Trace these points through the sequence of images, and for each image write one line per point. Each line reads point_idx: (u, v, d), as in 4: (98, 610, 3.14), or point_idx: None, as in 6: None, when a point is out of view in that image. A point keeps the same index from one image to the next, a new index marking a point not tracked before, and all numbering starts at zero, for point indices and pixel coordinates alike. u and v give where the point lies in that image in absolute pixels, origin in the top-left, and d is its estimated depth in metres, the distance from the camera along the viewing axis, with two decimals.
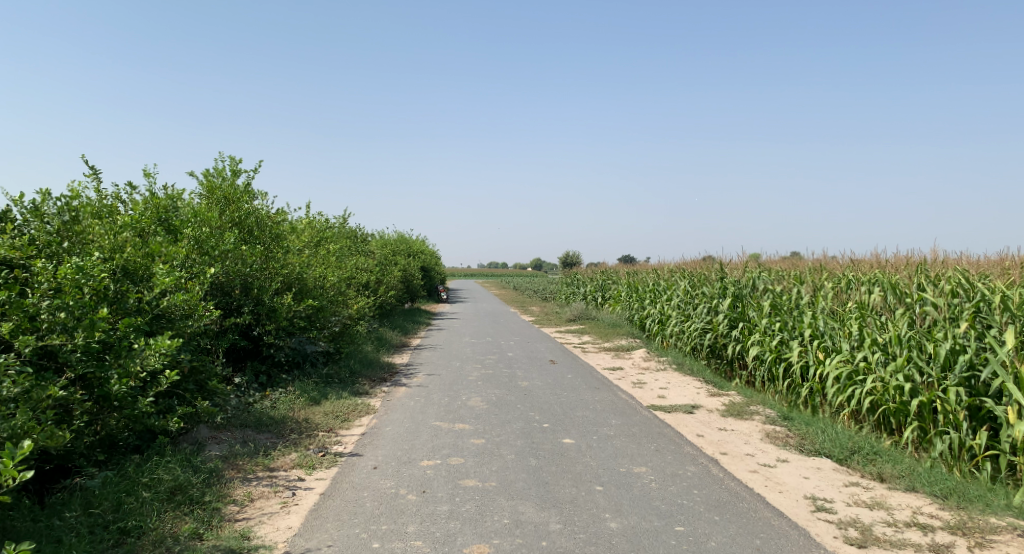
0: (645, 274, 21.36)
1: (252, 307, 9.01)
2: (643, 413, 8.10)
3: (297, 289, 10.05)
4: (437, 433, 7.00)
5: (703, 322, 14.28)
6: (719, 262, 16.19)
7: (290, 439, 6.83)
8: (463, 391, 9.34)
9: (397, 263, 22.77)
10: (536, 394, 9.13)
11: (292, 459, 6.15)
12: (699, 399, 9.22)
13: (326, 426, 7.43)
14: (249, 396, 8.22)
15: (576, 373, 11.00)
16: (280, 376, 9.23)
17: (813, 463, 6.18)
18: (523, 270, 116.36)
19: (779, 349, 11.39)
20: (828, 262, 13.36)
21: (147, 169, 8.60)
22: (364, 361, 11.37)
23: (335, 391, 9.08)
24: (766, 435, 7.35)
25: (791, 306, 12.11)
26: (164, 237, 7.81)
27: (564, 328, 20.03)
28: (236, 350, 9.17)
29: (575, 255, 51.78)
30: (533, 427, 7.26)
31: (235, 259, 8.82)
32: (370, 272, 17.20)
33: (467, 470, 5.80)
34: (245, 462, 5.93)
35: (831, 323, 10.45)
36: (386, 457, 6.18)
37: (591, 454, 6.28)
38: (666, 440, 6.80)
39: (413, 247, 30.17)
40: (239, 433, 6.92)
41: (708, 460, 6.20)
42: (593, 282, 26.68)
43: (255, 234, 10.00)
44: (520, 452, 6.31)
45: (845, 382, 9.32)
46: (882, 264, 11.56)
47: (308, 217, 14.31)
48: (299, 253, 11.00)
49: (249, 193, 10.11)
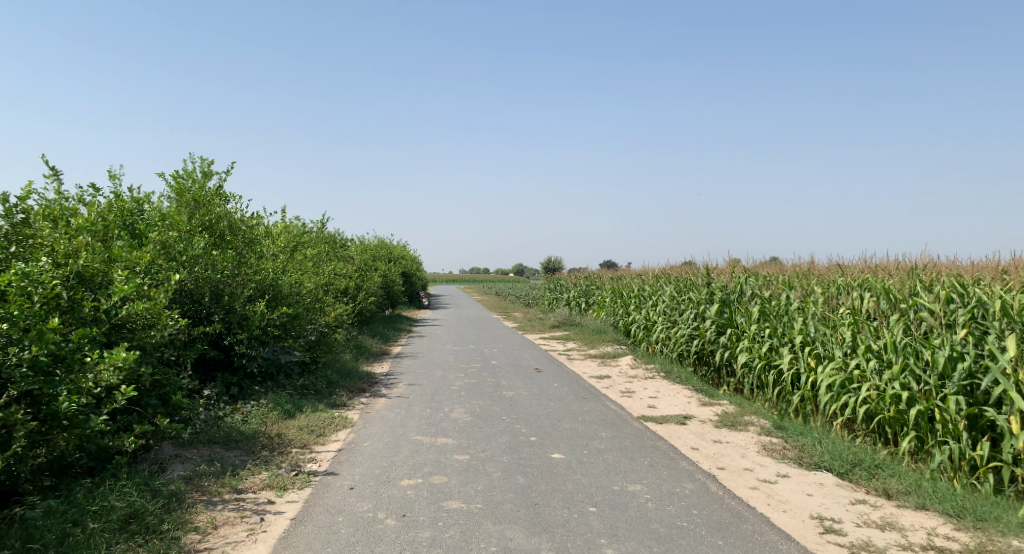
0: (629, 279, 21.09)
1: (223, 315, 8.59)
2: (634, 424, 7.77)
3: (271, 296, 9.62)
4: (418, 449, 6.61)
5: (690, 329, 14.01)
6: (705, 267, 15.95)
7: (261, 456, 6.41)
8: (445, 402, 8.96)
9: (377, 269, 22.35)
10: (521, 405, 8.77)
11: (262, 479, 5.73)
12: (690, 408, 8.91)
13: (300, 441, 7.01)
14: (219, 410, 7.79)
15: (562, 382, 10.65)
16: (253, 388, 8.80)
17: (816, 478, 5.87)
18: (505, 275, 116.01)
19: (768, 356, 11.14)
20: (817, 267, 13.14)
21: (112, 170, 8.17)
22: (342, 370, 10.95)
23: (311, 403, 8.65)
24: (763, 448, 7.04)
25: (780, 312, 11.86)
26: (127, 242, 7.36)
27: (548, 335, 19.67)
28: (206, 361, 8.73)
29: (557, 260, 51.58)
30: (520, 441, 6.89)
31: (205, 265, 8.41)
32: (349, 278, 16.76)
33: (451, 490, 5.42)
34: (210, 483, 5.51)
35: (822, 330, 10.21)
36: (364, 476, 5.78)
37: (582, 471, 5.92)
38: (659, 455, 6.47)
39: (393, 252, 29.71)
40: (205, 450, 6.49)
41: (706, 476, 5.87)
42: (577, 286, 26.37)
43: (227, 239, 9.57)
44: (507, 469, 5.94)
45: (838, 391, 9.07)
46: (873, 269, 11.36)
47: (284, 221, 13.87)
48: (274, 259, 10.57)
49: (221, 196, 9.69)
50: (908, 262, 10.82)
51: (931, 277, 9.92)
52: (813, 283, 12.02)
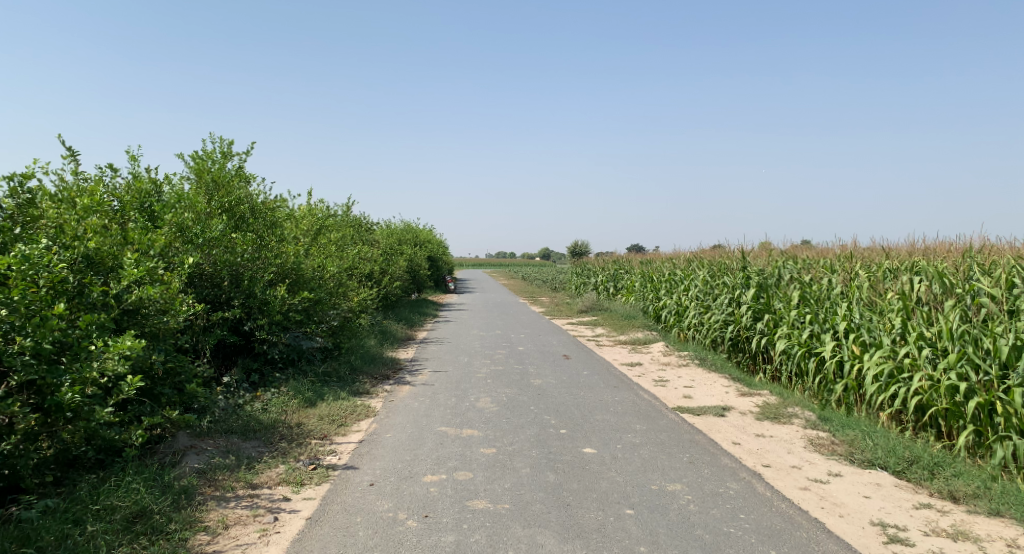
0: (660, 263, 20.55)
1: (243, 300, 8.35)
2: (670, 416, 7.35)
3: (292, 281, 9.34)
4: (442, 442, 6.27)
5: (724, 314, 13.51)
6: (741, 250, 15.39)
7: (279, 448, 6.11)
8: (471, 390, 8.62)
9: (403, 253, 22.11)
10: (550, 394, 8.39)
11: (279, 474, 5.42)
12: (728, 398, 8.46)
13: (320, 432, 6.71)
14: (238, 398, 7.56)
15: (592, 370, 10.24)
16: (274, 374, 8.53)
17: (872, 478, 5.42)
18: (532, 260, 115.39)
19: (809, 343, 10.61)
20: (861, 250, 12.53)
21: (129, 150, 7.92)
22: (366, 356, 10.67)
23: (333, 391, 8.37)
24: (810, 443, 6.58)
25: (821, 297, 11.31)
26: (142, 226, 7.12)
27: (576, 320, 19.26)
28: (225, 347, 8.49)
29: (584, 244, 50.99)
30: (550, 434, 6.51)
31: (224, 248, 8.16)
32: (375, 262, 16.51)
33: (476, 488, 5.07)
34: (225, 478, 5.22)
35: (868, 316, 9.67)
36: (385, 471, 5.45)
37: (616, 467, 5.53)
38: (699, 450, 6.05)
39: (420, 236, 29.46)
40: (222, 441, 6.23)
41: (751, 474, 5.44)
42: (604, 270, 25.84)
43: (248, 221, 9.31)
44: (536, 465, 5.57)
45: (887, 380, 8.56)
46: (922, 252, 10.77)
47: (308, 204, 13.61)
48: (296, 243, 10.30)
49: (242, 177, 9.42)
50: (961, 245, 10.21)
51: (988, 261, 9.33)
52: (857, 267, 11.45)
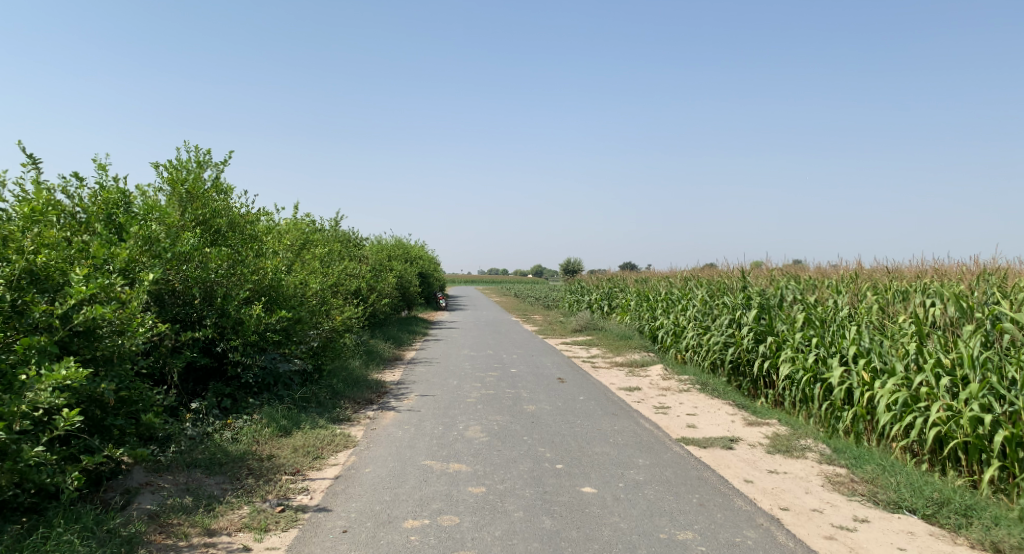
0: (655, 282, 20.05)
1: (216, 319, 7.80)
2: (675, 449, 6.80)
3: (270, 299, 8.77)
4: (427, 479, 5.68)
5: (723, 336, 12.99)
6: (740, 270, 14.90)
7: (245, 485, 5.52)
8: (460, 417, 8.04)
9: (392, 269, 21.54)
10: (544, 422, 7.83)
11: (241, 517, 4.84)
12: (734, 429, 7.91)
13: (293, 465, 6.13)
14: (207, 425, 6.98)
15: (588, 395, 9.67)
16: (247, 400, 7.93)
17: (903, 525, 4.89)
18: (525, 277, 114.66)
19: (815, 367, 10.09)
20: (868, 270, 12.06)
21: (97, 158, 7.42)
22: (349, 379, 10.08)
23: (311, 418, 7.77)
24: (828, 481, 6.03)
25: (826, 319, 10.81)
26: (105, 239, 6.61)
27: (570, 340, 18.70)
28: (196, 370, 7.91)
29: (576, 262, 50.57)
30: (545, 469, 5.94)
31: (196, 264, 7.64)
32: (362, 278, 15.93)
33: (463, 537, 4.51)
34: (179, 524, 4.64)
35: (878, 340, 9.18)
36: (362, 514, 4.88)
37: (619, 511, 4.97)
38: (708, 489, 5.50)
39: (410, 252, 28.90)
40: (182, 477, 5.63)
41: (769, 520, 4.88)
42: (598, 289, 25.33)
43: (224, 235, 8.77)
44: (530, 508, 5.00)
45: (901, 409, 8.04)
46: (933, 272, 10.30)
47: (293, 218, 13.07)
48: (276, 258, 9.75)
49: (219, 188, 8.90)
50: (976, 266, 9.75)
51: (1005, 284, 8.87)
52: (864, 289, 10.97)
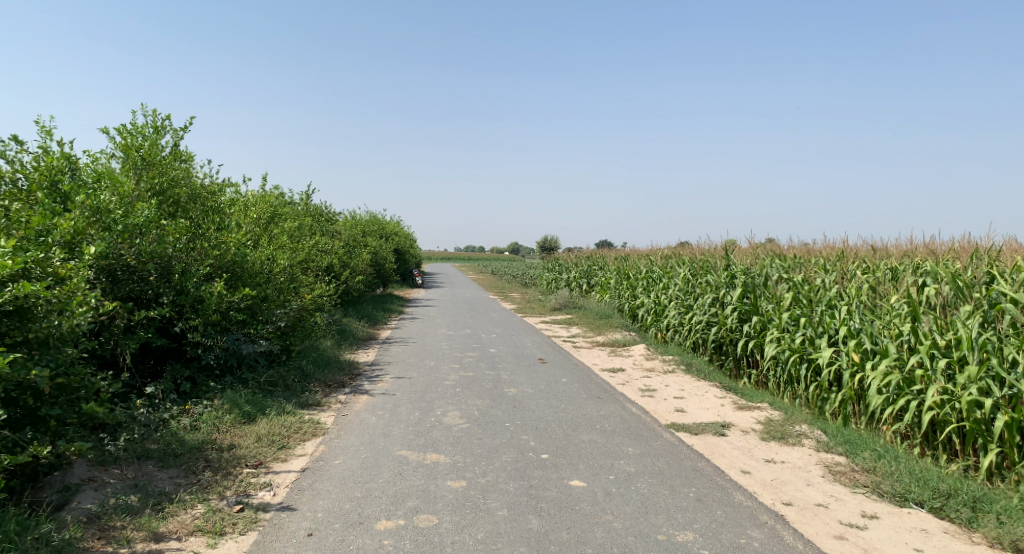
0: (635, 260, 19.69)
1: (174, 297, 7.25)
2: (665, 437, 6.41)
3: (233, 275, 8.18)
4: (402, 472, 5.22)
5: (707, 315, 12.63)
6: (724, 248, 14.53)
7: (200, 480, 5.02)
8: (438, 402, 7.58)
9: (367, 246, 20.93)
10: (527, 407, 7.40)
11: (194, 518, 4.36)
12: (725, 414, 7.56)
13: (255, 457, 5.63)
14: (162, 412, 6.45)
15: (570, 377, 9.24)
16: (208, 383, 7.40)
17: (915, 522, 4.56)
18: (500, 254, 114.02)
19: (802, 348, 9.74)
20: (855, 248, 11.75)
21: (41, 120, 6.77)
22: (320, 360, 9.55)
23: (278, 403, 7.26)
24: (829, 471, 5.68)
25: (813, 299, 10.46)
26: (46, 209, 6.03)
27: (549, 319, 18.29)
28: (152, 352, 7.34)
29: (553, 239, 50.11)
30: (529, 461, 5.52)
31: (150, 238, 7.08)
32: (334, 254, 15.32)
33: (441, 541, 4.08)
34: (122, 528, 4.16)
35: (869, 320, 8.85)
36: (330, 514, 4.43)
37: (612, 509, 4.57)
38: (705, 482, 5.12)
39: (385, 228, 28.18)
40: (131, 471, 5.12)
41: (773, 517, 4.52)
42: (577, 267, 24.92)
43: (183, 207, 8.14)
44: (515, 505, 4.58)
45: (894, 392, 7.72)
46: (925, 251, 9.98)
47: (261, 191, 12.41)
48: (241, 233, 9.16)
49: (178, 156, 8.27)
50: (970, 245, 9.44)
51: (1003, 263, 8.56)
52: (852, 267, 10.65)
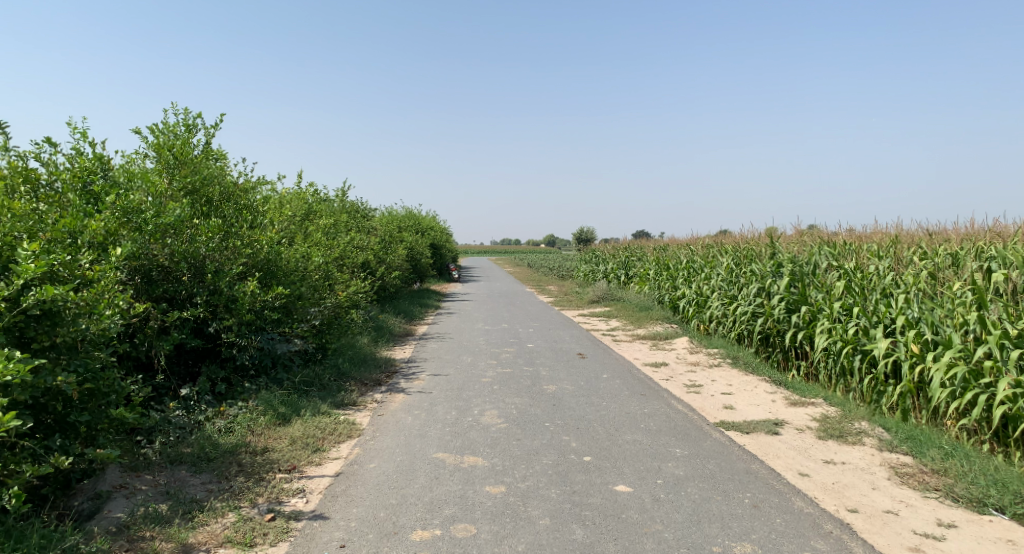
0: (675, 250, 19.20)
1: (207, 297, 7.14)
2: (715, 437, 6.07)
3: (266, 274, 8.05)
4: (438, 476, 5.01)
5: (752, 305, 12.15)
6: (769, 236, 14.01)
7: (233, 486, 4.87)
8: (475, 401, 7.35)
9: (402, 241, 20.83)
10: (567, 405, 7.13)
11: (224, 528, 4.20)
12: (776, 411, 7.17)
13: (288, 460, 5.46)
14: (197, 414, 6.33)
15: (612, 373, 8.92)
16: (242, 385, 7.29)
17: (997, 531, 4.17)
18: (536, 247, 113.72)
19: (856, 338, 9.25)
20: (911, 233, 11.15)
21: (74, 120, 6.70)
22: (356, 358, 9.41)
23: (313, 404, 7.11)
24: (894, 473, 5.29)
25: (867, 287, 9.94)
26: (78, 210, 5.95)
27: (588, 312, 17.94)
28: (186, 353, 7.26)
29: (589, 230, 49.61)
30: (571, 464, 5.24)
31: (181, 237, 6.97)
32: (369, 250, 15.21)
33: None
34: (151, 539, 4.01)
35: (930, 308, 8.34)
36: (363, 523, 4.23)
37: (661, 517, 4.27)
38: (762, 487, 4.79)
39: (421, 223, 28.09)
40: (163, 477, 5.00)
41: (838, 526, 4.18)
42: (615, 257, 24.50)
43: (215, 205, 8.05)
44: (558, 513, 4.33)
45: (960, 385, 7.23)
46: (989, 235, 9.39)
47: (296, 188, 12.33)
48: (275, 230, 9.04)
49: (209, 153, 8.17)
50: None
51: None
52: (908, 253, 10.09)
